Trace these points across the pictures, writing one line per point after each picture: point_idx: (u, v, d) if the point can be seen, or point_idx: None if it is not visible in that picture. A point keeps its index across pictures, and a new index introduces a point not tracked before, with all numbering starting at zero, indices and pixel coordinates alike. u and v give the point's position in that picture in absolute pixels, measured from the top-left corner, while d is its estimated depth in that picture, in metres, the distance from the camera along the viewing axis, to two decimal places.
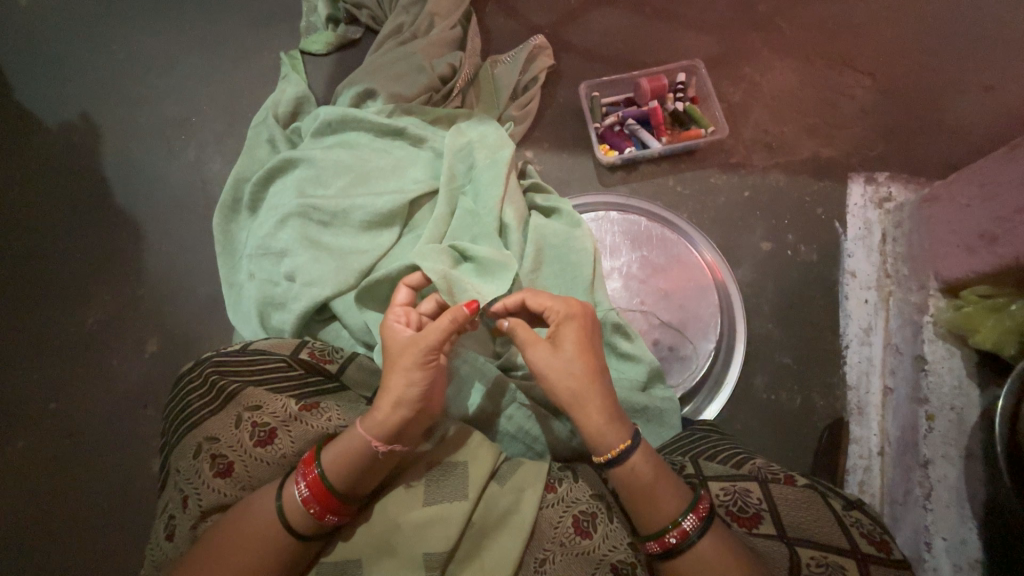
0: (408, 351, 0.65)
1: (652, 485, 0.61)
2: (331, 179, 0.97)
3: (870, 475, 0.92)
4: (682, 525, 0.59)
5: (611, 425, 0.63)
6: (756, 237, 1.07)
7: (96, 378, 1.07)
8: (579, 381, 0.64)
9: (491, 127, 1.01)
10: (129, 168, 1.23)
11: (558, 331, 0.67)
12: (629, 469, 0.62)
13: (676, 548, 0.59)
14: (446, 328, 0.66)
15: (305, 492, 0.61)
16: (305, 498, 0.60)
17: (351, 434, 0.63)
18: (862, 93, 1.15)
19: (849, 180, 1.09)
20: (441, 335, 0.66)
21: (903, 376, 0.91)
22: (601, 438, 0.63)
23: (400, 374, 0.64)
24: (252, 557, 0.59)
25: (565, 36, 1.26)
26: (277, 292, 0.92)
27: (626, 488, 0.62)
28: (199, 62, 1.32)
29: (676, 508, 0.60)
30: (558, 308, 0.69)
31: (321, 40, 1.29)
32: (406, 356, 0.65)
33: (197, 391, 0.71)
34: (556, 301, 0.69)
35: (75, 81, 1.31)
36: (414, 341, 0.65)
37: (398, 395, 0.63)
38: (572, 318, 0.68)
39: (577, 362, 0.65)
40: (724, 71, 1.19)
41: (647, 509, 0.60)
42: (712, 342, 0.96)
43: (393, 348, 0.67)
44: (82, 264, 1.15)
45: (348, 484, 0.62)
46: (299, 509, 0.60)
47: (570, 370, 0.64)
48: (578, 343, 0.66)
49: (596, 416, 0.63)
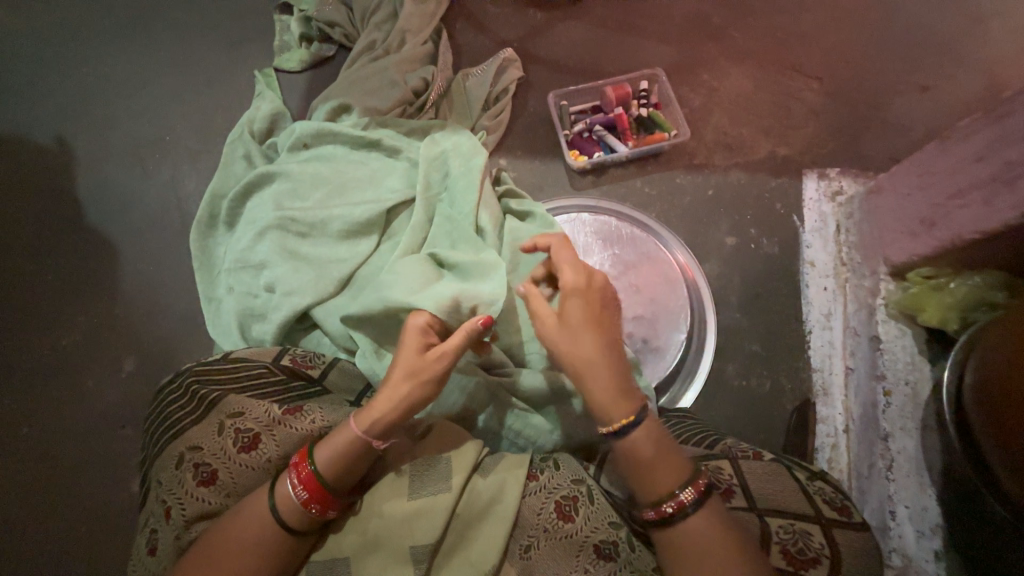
0: (426, 362, 0.68)
1: (653, 458, 0.63)
2: (308, 192, 0.99)
3: (837, 452, 0.96)
4: (680, 496, 0.61)
5: (616, 394, 0.65)
6: (721, 232, 1.12)
7: (70, 401, 1.05)
8: (582, 352, 0.67)
9: (465, 136, 1.04)
10: (102, 187, 1.23)
11: (566, 302, 0.69)
12: (636, 439, 0.64)
13: (673, 517, 0.60)
14: (461, 342, 0.69)
15: (303, 493, 0.62)
16: (303, 499, 0.62)
17: (347, 434, 0.64)
18: (811, 95, 1.23)
19: (804, 176, 1.16)
20: (457, 347, 0.69)
21: (862, 356, 0.97)
22: (607, 406, 0.65)
23: (419, 386, 0.67)
24: (243, 558, 0.60)
25: (533, 49, 1.31)
26: (258, 303, 0.93)
27: (631, 462, 0.64)
28: (172, 82, 1.33)
29: (673, 481, 0.62)
30: (567, 279, 0.70)
31: (295, 57, 1.32)
32: (428, 367, 0.68)
33: (177, 402, 0.71)
34: (566, 271, 0.71)
35: (44, 104, 1.31)
36: (432, 358, 0.68)
37: (416, 403, 0.67)
38: (578, 290, 0.70)
39: (582, 332, 0.67)
40: (684, 78, 1.26)
41: (647, 481, 0.63)
42: (684, 333, 1.00)
43: (410, 361, 0.68)
44: (54, 286, 1.14)
45: (344, 479, 0.64)
46: (298, 508, 0.62)
47: (573, 339, 0.67)
48: (587, 313, 0.68)
49: (599, 384, 0.66)
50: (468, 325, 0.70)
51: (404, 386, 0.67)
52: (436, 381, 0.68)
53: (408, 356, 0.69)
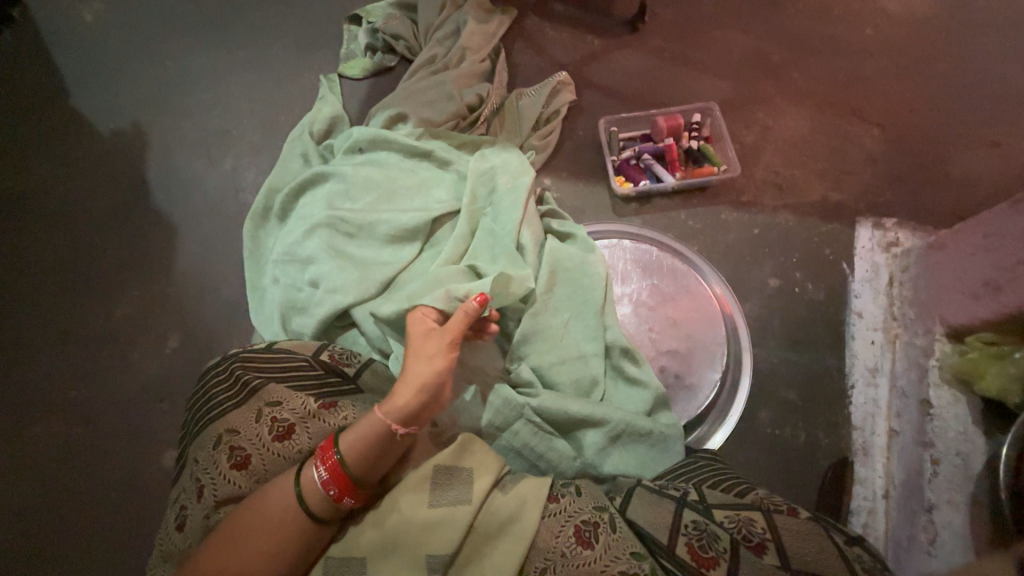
0: (432, 343, 0.73)
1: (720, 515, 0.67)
2: (360, 194, 1.03)
3: (874, 517, 0.92)
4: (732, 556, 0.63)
5: None
6: (764, 273, 1.09)
7: (117, 371, 1.11)
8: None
9: (514, 153, 1.06)
10: (169, 172, 1.31)
11: None
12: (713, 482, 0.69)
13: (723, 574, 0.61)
14: (461, 321, 0.75)
15: (324, 474, 0.63)
16: (323, 480, 0.63)
17: (370, 425, 0.65)
18: (870, 142, 1.19)
19: (856, 224, 1.12)
20: (459, 326, 0.74)
21: (909, 420, 0.92)
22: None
23: (429, 363, 0.71)
24: (265, 537, 0.61)
25: (588, 74, 1.33)
26: (300, 297, 0.96)
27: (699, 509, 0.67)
28: (244, 80, 1.42)
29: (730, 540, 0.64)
30: None
31: (359, 65, 1.39)
32: (434, 346, 0.72)
33: (220, 385, 0.74)
34: None
35: (128, 92, 1.41)
36: (439, 341, 0.73)
37: (431, 381, 0.69)
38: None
39: None
40: (738, 115, 1.25)
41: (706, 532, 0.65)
42: (718, 372, 0.98)
43: (417, 346, 0.73)
44: (117, 261, 1.21)
45: (365, 467, 0.65)
46: (318, 491, 0.63)
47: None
48: None
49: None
50: (467, 307, 0.75)
51: (420, 370, 0.70)
52: (444, 357, 0.72)
53: (418, 346, 0.73)
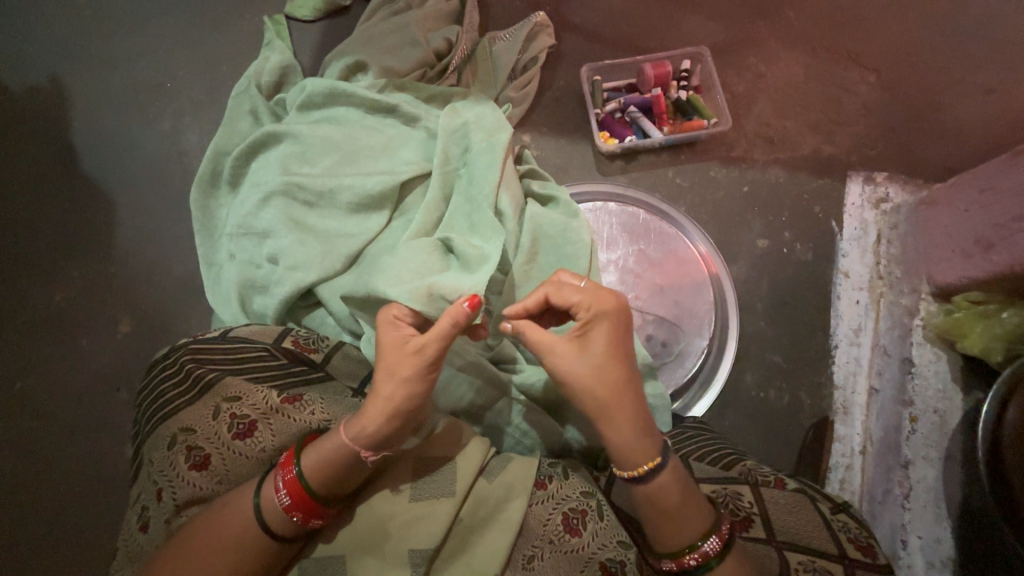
0: (404, 363, 0.60)
1: (678, 507, 0.58)
2: (318, 157, 0.92)
3: (851, 472, 0.93)
4: (704, 546, 0.56)
5: (640, 439, 0.58)
6: (753, 234, 1.05)
7: (63, 359, 1.02)
8: (607, 390, 0.58)
9: (489, 108, 0.94)
10: (98, 135, 1.15)
11: (587, 328, 0.61)
12: (657, 486, 0.58)
13: (696, 569, 0.57)
14: (443, 333, 0.60)
15: (285, 498, 0.58)
16: (286, 505, 0.58)
17: (338, 447, 0.60)
18: (866, 89, 1.13)
19: (848, 178, 1.08)
20: (439, 341, 0.60)
21: (889, 378, 0.93)
22: (628, 452, 0.58)
23: (404, 386, 0.60)
24: (230, 559, 0.58)
25: (568, 14, 1.20)
26: (259, 275, 0.88)
27: (645, 508, 0.59)
28: (175, 23, 1.23)
29: (700, 528, 0.57)
30: (588, 303, 0.61)
31: (308, 5, 1.21)
32: (409, 365, 0.60)
33: (172, 380, 0.67)
34: (576, 297, 0.62)
35: (37, 39, 1.21)
36: (415, 363, 0.60)
37: (404, 408, 0.60)
38: (603, 313, 0.61)
39: (601, 369, 0.59)
40: (729, 60, 1.16)
41: (668, 531, 0.58)
42: (706, 339, 0.96)
43: (390, 361, 0.61)
44: (48, 238, 1.08)
45: (332, 487, 0.60)
46: (278, 514, 0.59)
47: (596, 376, 0.58)
48: (608, 346, 0.60)
49: (621, 427, 0.58)
50: (451, 312, 0.60)
51: (393, 397, 0.60)
52: (421, 380, 0.60)
53: (389, 365, 0.61)
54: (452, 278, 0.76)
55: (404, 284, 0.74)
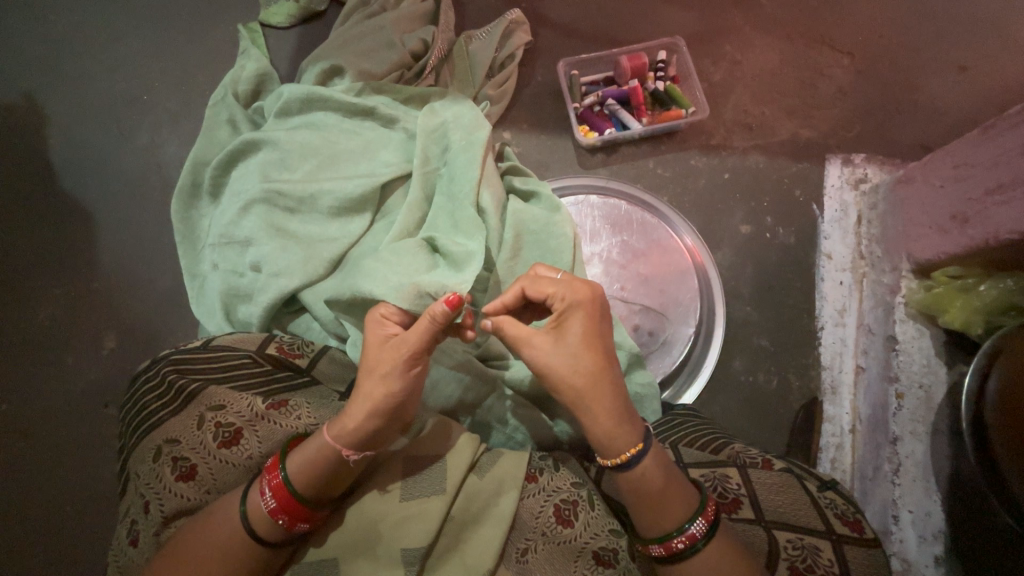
0: (386, 361, 0.61)
1: (662, 491, 0.58)
2: (296, 163, 0.92)
3: (842, 451, 0.95)
4: (690, 530, 0.57)
5: (620, 427, 0.58)
6: (735, 220, 1.06)
7: (49, 377, 1.01)
8: (585, 380, 0.59)
9: (466, 106, 0.94)
10: (75, 150, 1.14)
11: (563, 320, 0.61)
12: (641, 471, 0.58)
13: (683, 552, 0.57)
14: (423, 329, 0.61)
15: (272, 503, 0.58)
16: (272, 509, 0.58)
17: (322, 449, 0.59)
18: (840, 72, 1.14)
19: (826, 161, 1.09)
20: (420, 338, 0.61)
21: (875, 356, 0.94)
22: (611, 441, 0.59)
23: (384, 384, 0.60)
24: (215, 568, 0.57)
25: (543, 11, 1.20)
26: (242, 283, 0.87)
27: (631, 493, 0.59)
28: (149, 35, 1.22)
29: (687, 511, 0.58)
30: (563, 295, 0.62)
31: (283, 11, 1.21)
32: (388, 360, 0.61)
33: (156, 392, 0.67)
34: (554, 290, 0.62)
35: (10, 57, 1.20)
36: (397, 362, 0.60)
37: (384, 405, 0.60)
38: (577, 304, 0.61)
39: (578, 359, 0.59)
40: (705, 50, 1.16)
41: (653, 515, 0.58)
42: (692, 326, 0.97)
43: (372, 359, 0.62)
44: (29, 256, 1.07)
45: (318, 490, 0.60)
46: (266, 519, 0.58)
47: (574, 366, 0.59)
48: (583, 336, 0.60)
49: (603, 416, 0.59)
50: (433, 310, 0.60)
51: (375, 397, 0.60)
52: (401, 376, 0.60)
53: (371, 364, 0.62)
54: (439, 276, 0.76)
55: (390, 285, 0.74)
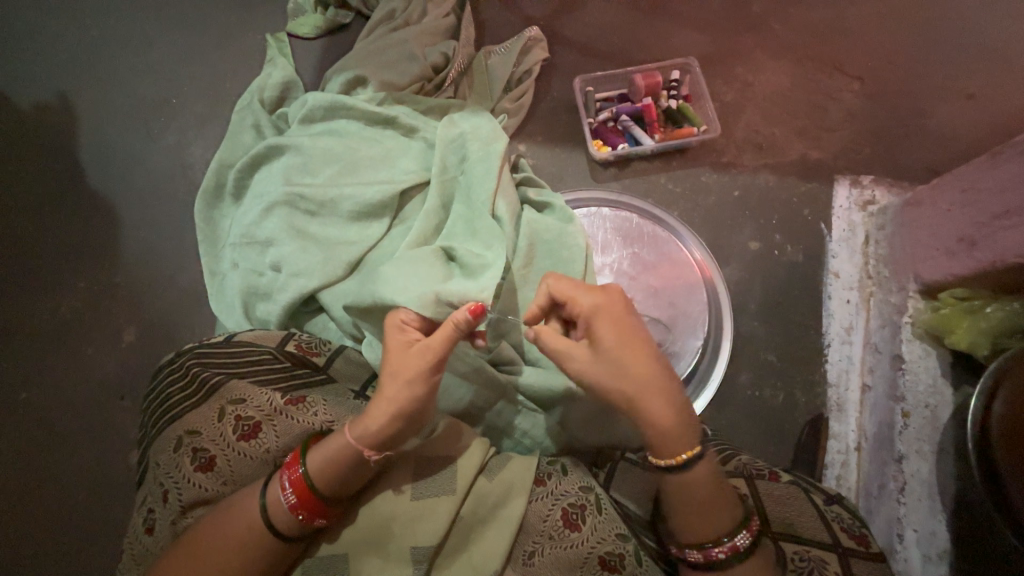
0: (412, 363, 0.63)
1: (711, 500, 0.59)
2: (319, 168, 0.95)
3: (847, 468, 0.96)
4: (733, 541, 0.58)
5: (680, 423, 0.61)
6: (744, 236, 1.08)
7: (68, 367, 1.03)
8: (637, 382, 0.61)
9: (485, 118, 0.97)
10: (105, 149, 1.18)
11: (592, 327, 0.62)
12: (694, 476, 0.60)
13: (722, 563, 0.58)
14: (447, 335, 0.63)
15: (291, 498, 0.59)
16: (291, 505, 0.59)
17: (342, 445, 0.61)
18: (849, 96, 1.17)
19: (835, 182, 1.11)
20: (445, 343, 0.63)
21: (881, 375, 0.94)
22: (668, 440, 0.61)
23: (407, 388, 0.62)
24: (231, 559, 0.59)
25: (560, 29, 1.25)
26: (263, 282, 0.90)
27: (680, 498, 0.61)
28: (181, 40, 1.27)
29: (726, 526, 0.59)
30: (584, 302, 0.63)
31: (310, 23, 1.26)
32: (414, 365, 0.63)
33: (179, 383, 0.69)
34: (577, 297, 0.64)
35: (48, 59, 1.25)
36: (423, 367, 0.62)
37: (408, 408, 0.62)
38: (598, 308, 0.63)
39: (620, 361, 0.61)
40: (717, 71, 1.20)
41: (696, 523, 0.59)
42: (700, 339, 0.98)
43: (396, 363, 0.64)
44: (56, 249, 1.11)
45: (335, 487, 0.61)
46: (285, 514, 0.60)
47: (620, 370, 0.61)
48: (618, 336, 0.62)
49: (662, 417, 0.61)
50: (456, 318, 0.62)
51: (402, 400, 0.62)
52: (423, 379, 0.62)
53: (398, 365, 0.63)
54: (458, 284, 0.78)
55: (410, 291, 0.76)
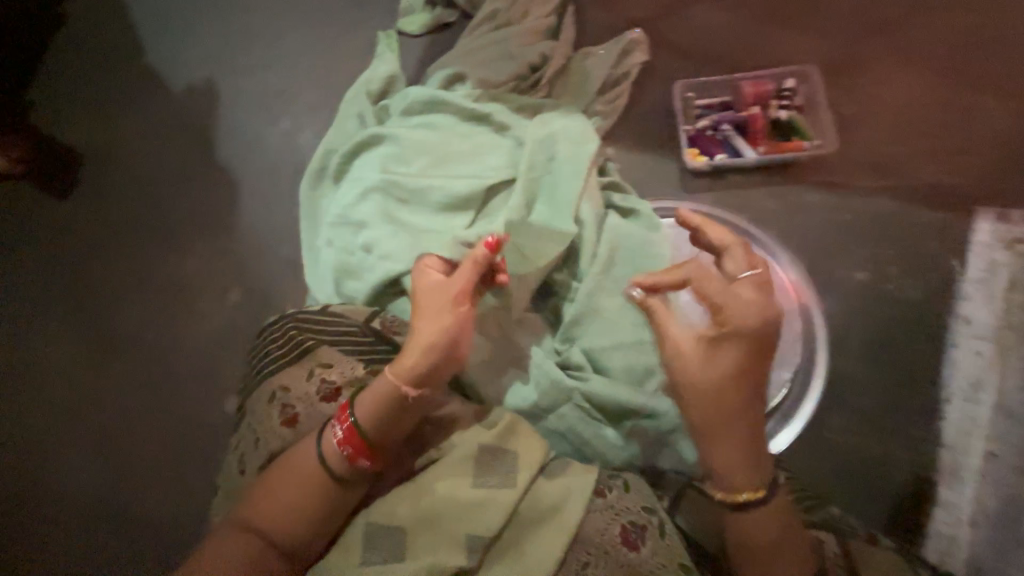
0: (439, 297, 0.70)
1: (778, 543, 0.59)
2: (413, 158, 0.99)
3: (955, 545, 0.81)
4: None
5: (747, 468, 0.62)
6: (852, 266, 0.97)
7: (185, 317, 1.18)
8: (716, 401, 0.63)
9: (577, 119, 0.98)
10: (233, 129, 1.34)
11: (726, 344, 0.64)
12: (758, 517, 0.60)
13: None
14: (469, 267, 0.73)
15: (339, 432, 0.64)
16: (338, 438, 0.64)
17: (381, 381, 0.67)
18: (1004, 117, 1.01)
19: (975, 215, 0.96)
20: (468, 274, 0.72)
21: (1014, 443, 0.79)
22: (732, 472, 0.62)
23: (434, 319, 0.69)
24: (290, 499, 0.62)
25: (664, 32, 1.20)
26: (353, 262, 0.95)
27: (743, 541, 0.60)
28: (305, 35, 1.40)
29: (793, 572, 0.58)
30: (743, 320, 0.63)
31: (417, 21, 1.32)
32: (440, 299, 0.70)
33: (276, 343, 0.76)
34: (732, 311, 0.64)
35: (197, 49, 1.44)
36: (450, 298, 0.70)
37: (438, 338, 0.68)
38: (749, 335, 0.63)
39: (727, 386, 0.63)
40: (838, 80, 1.09)
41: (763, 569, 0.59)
42: (789, 372, 0.90)
43: (424, 300, 0.71)
44: (187, 213, 1.27)
45: (383, 435, 0.66)
46: (333, 451, 0.64)
47: (719, 389, 0.63)
48: (738, 369, 0.63)
49: (728, 449, 0.63)
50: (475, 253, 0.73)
51: (432, 333, 0.68)
52: (451, 308, 0.70)
53: (427, 301, 0.71)
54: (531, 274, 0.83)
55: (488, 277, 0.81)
